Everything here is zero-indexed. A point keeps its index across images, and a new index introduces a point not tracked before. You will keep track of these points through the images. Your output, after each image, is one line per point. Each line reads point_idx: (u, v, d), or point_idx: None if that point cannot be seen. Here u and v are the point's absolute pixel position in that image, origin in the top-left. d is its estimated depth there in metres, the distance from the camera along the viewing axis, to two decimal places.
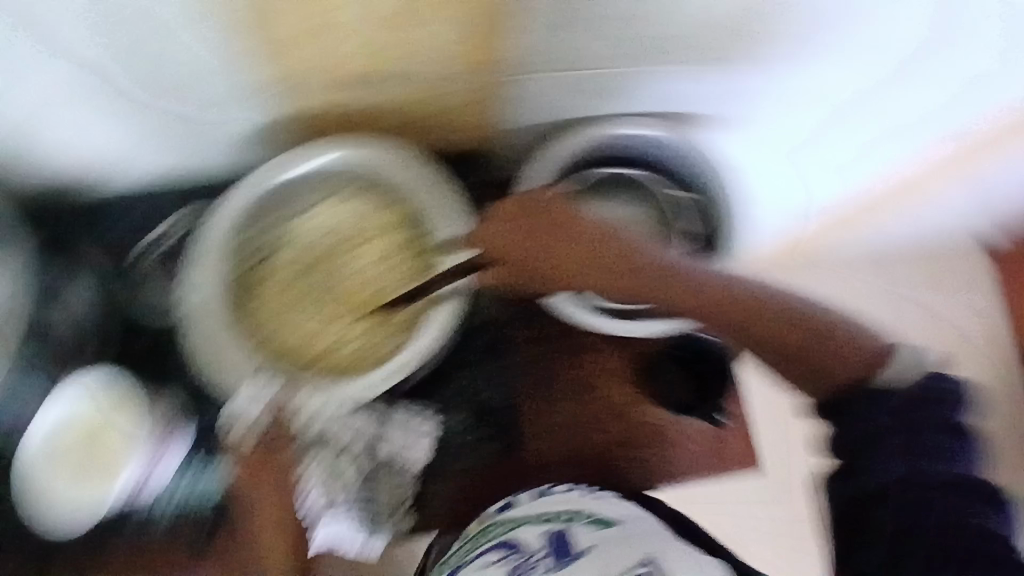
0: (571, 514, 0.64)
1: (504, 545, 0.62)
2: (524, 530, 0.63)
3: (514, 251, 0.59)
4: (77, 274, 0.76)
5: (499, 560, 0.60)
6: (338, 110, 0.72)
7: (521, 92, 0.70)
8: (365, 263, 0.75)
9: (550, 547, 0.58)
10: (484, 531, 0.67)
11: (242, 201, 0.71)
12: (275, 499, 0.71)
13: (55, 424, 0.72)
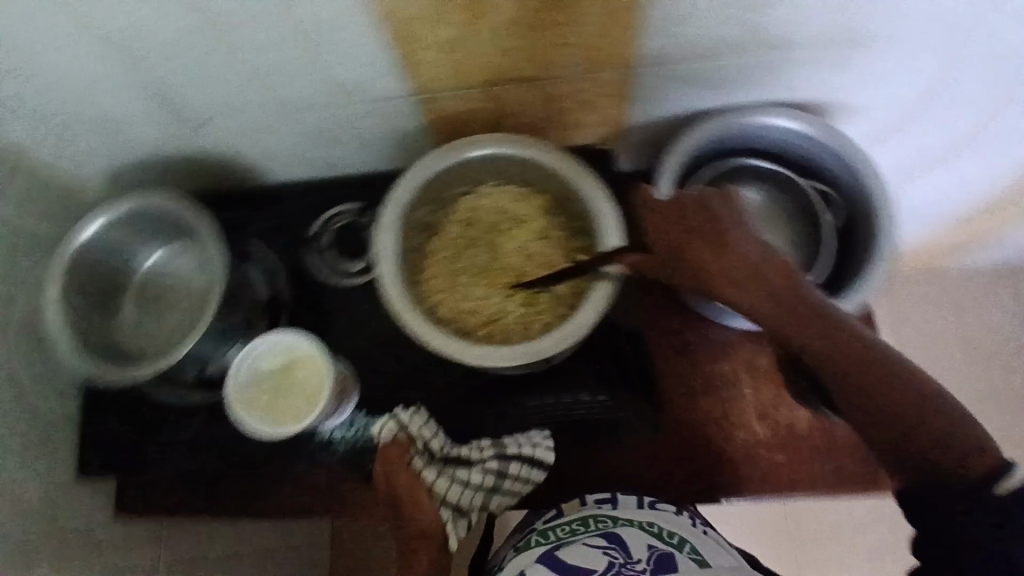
0: (676, 538, 0.65)
1: (611, 535, 0.64)
2: (629, 531, 0.65)
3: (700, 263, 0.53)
4: (262, 248, 0.82)
5: (599, 542, 0.64)
6: (486, 107, 0.73)
7: (643, 87, 0.71)
8: (543, 257, 0.75)
9: (650, 564, 0.61)
10: (585, 520, 0.68)
11: (352, 86, 0.68)
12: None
13: (250, 371, 0.75)
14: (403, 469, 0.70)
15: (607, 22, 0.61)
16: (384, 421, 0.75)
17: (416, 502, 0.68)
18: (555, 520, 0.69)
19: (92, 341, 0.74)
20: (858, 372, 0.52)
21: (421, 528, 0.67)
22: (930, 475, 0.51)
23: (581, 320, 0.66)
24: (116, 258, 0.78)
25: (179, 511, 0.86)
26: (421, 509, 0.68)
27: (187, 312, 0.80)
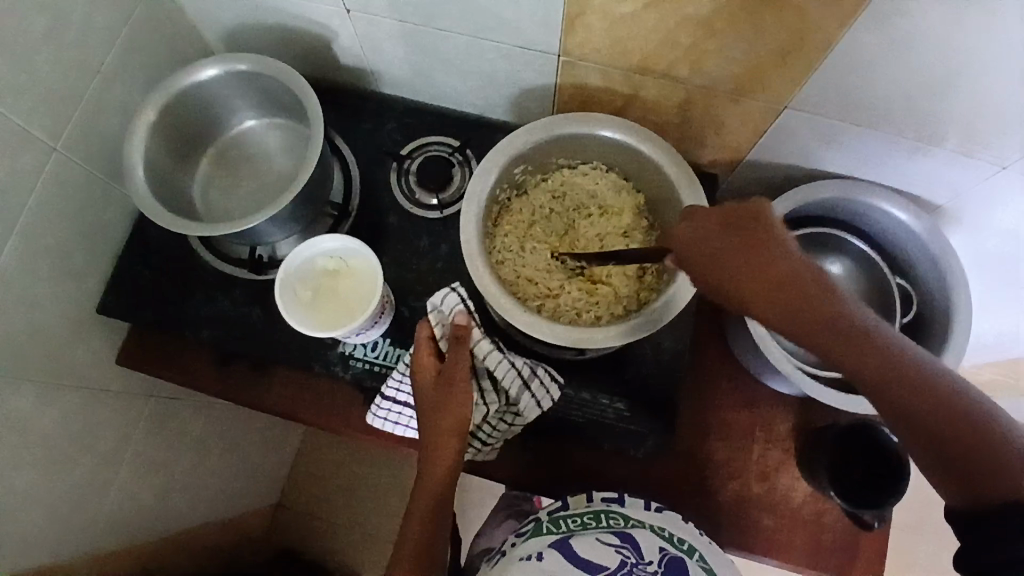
0: (687, 542, 0.65)
1: (623, 533, 0.65)
2: (642, 532, 0.66)
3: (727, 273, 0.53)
4: (348, 153, 0.83)
5: (611, 539, 0.65)
6: (621, 91, 0.74)
7: (773, 123, 0.73)
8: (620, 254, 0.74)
9: (662, 568, 0.63)
10: (596, 515, 0.67)
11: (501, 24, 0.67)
12: (423, 533, 0.65)
13: (305, 265, 0.72)
14: (434, 373, 0.69)
15: (782, 47, 0.62)
16: (450, 295, 0.72)
17: (434, 403, 0.67)
18: (561, 510, 0.68)
19: (162, 182, 0.74)
20: (896, 384, 0.48)
21: (436, 435, 0.67)
22: (978, 493, 0.46)
23: (645, 322, 0.65)
24: (210, 114, 0.77)
25: (182, 381, 0.86)
26: (439, 412, 0.67)
27: (259, 187, 0.80)
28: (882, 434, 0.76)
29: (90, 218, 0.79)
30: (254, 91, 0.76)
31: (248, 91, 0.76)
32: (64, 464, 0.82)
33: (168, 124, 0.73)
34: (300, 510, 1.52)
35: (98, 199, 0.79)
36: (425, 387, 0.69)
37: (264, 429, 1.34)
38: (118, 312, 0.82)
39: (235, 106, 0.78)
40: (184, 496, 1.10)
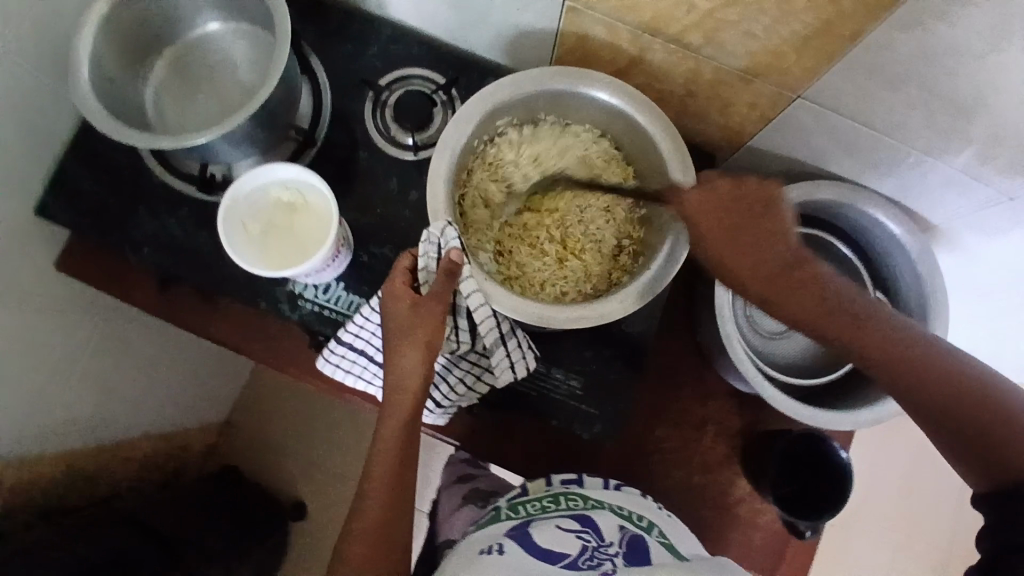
0: (646, 521, 0.67)
1: (584, 518, 0.65)
2: (601, 514, 0.66)
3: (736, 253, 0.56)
4: (321, 74, 0.76)
5: (571, 526, 0.64)
6: (626, 51, 0.68)
7: (782, 111, 0.68)
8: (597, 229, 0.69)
9: (623, 548, 0.61)
10: (556, 497, 0.69)
11: None
12: (390, 486, 0.59)
13: (257, 194, 0.66)
14: (409, 305, 0.58)
15: (806, 31, 0.56)
16: (448, 226, 0.59)
17: (408, 343, 0.58)
18: (520, 497, 0.70)
19: (108, 82, 0.66)
20: (912, 370, 0.50)
21: (409, 375, 0.59)
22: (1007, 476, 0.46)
23: (617, 308, 0.61)
24: (169, 12, 0.69)
25: (123, 298, 0.81)
26: (412, 355, 0.58)
27: (217, 100, 0.73)
28: (830, 447, 0.75)
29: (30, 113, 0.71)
30: None
31: None
32: None
33: (121, 16, 0.65)
34: (248, 434, 1.50)
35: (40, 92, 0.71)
36: (397, 323, 0.58)
37: (216, 351, 1.30)
38: (56, 218, 0.76)
39: (197, 6, 0.70)
40: (123, 412, 1.07)
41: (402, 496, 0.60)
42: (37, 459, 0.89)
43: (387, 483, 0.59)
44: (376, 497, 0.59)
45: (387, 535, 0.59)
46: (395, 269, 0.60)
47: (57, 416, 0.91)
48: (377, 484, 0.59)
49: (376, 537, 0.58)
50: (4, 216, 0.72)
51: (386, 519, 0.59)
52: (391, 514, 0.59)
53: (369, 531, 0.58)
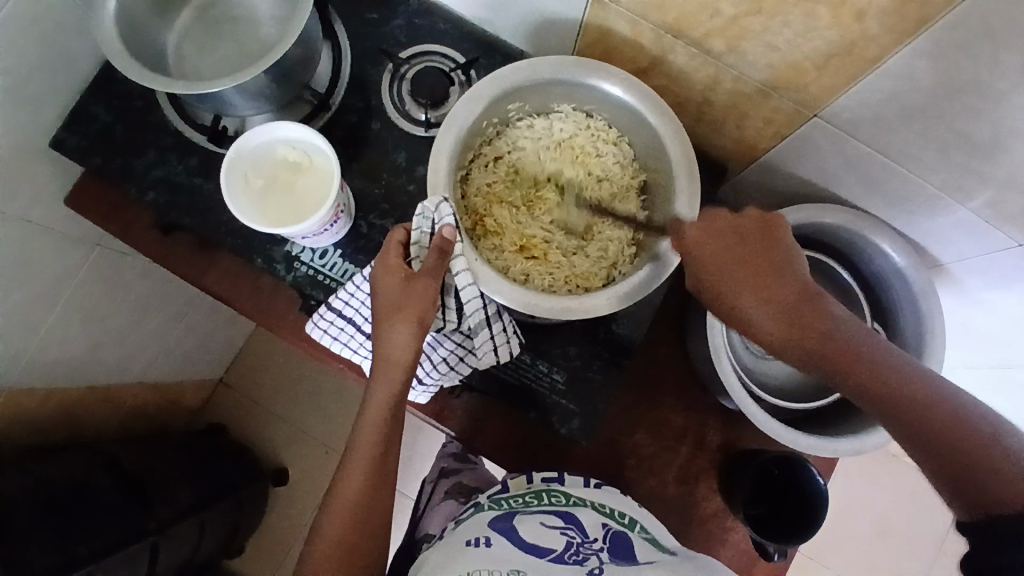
0: (628, 518, 0.67)
1: (566, 515, 0.66)
2: (584, 510, 0.67)
3: (737, 278, 0.57)
4: (344, 39, 0.76)
5: (555, 523, 0.65)
6: (648, 50, 0.67)
7: (798, 128, 0.67)
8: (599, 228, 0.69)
9: (607, 543, 0.63)
10: (538, 494, 0.69)
11: None
12: (373, 458, 0.61)
13: (263, 151, 0.66)
14: (401, 280, 0.58)
15: (829, 50, 0.55)
16: (444, 202, 0.58)
17: (397, 318, 0.58)
18: (501, 493, 0.70)
19: (132, 23, 0.67)
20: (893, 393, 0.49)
21: (397, 348, 0.59)
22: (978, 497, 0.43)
23: (605, 304, 0.61)
24: None
25: (124, 240, 0.82)
26: (401, 329, 0.58)
27: (237, 53, 0.73)
28: (808, 473, 0.74)
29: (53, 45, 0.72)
30: None
31: None
32: None
33: None
34: (238, 393, 1.51)
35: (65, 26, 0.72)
36: (387, 296, 0.58)
37: (215, 307, 1.31)
38: (67, 152, 0.76)
39: None
40: (115, 355, 1.08)
41: (384, 469, 0.62)
42: (25, 390, 0.91)
43: (372, 450, 0.61)
44: (360, 463, 0.61)
45: (368, 504, 0.60)
46: (388, 242, 0.59)
47: (49, 352, 0.92)
48: (361, 453, 0.61)
49: (356, 506, 0.60)
50: (16, 144, 0.73)
51: (369, 487, 0.60)
52: (374, 483, 0.61)
53: (352, 499, 0.60)
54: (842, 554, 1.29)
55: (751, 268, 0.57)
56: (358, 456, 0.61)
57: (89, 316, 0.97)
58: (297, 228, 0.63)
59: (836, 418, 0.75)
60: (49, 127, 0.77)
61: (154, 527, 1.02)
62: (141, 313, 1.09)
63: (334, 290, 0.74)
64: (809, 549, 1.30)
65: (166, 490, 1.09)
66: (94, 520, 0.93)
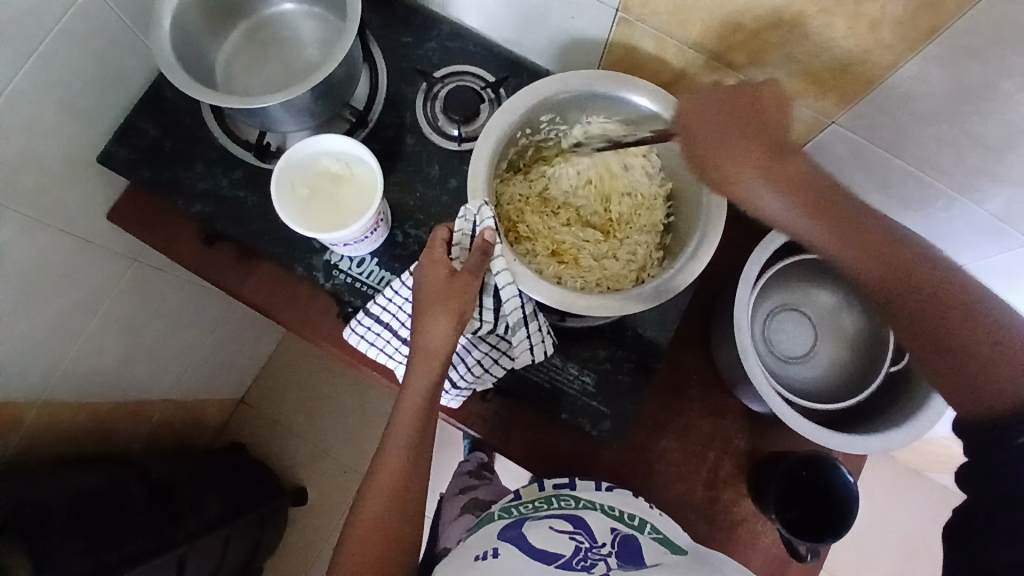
0: (638, 519, 0.68)
1: (575, 519, 0.66)
2: (593, 515, 0.67)
3: (741, 149, 0.59)
4: (380, 60, 0.81)
5: (564, 527, 0.65)
6: (672, 65, 0.71)
7: (816, 136, 0.70)
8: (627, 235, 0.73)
9: (616, 548, 0.63)
10: (547, 499, 0.69)
11: None
12: (407, 451, 0.63)
13: (309, 162, 0.70)
14: (445, 274, 0.62)
15: (847, 60, 0.59)
16: (485, 205, 0.61)
17: (439, 310, 0.61)
18: (512, 501, 0.71)
19: (186, 45, 0.72)
20: (886, 264, 0.55)
21: (437, 339, 0.62)
22: (983, 394, 0.52)
23: (643, 301, 0.64)
24: None
25: (167, 251, 0.85)
26: (442, 321, 0.61)
27: (281, 73, 0.78)
28: (839, 472, 0.75)
29: (109, 66, 0.77)
30: None
31: None
32: (37, 306, 0.81)
33: None
34: (260, 411, 1.53)
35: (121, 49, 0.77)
36: (430, 292, 0.62)
37: (242, 323, 1.34)
38: (117, 166, 0.80)
39: None
40: (147, 369, 1.11)
41: (417, 463, 0.63)
42: (61, 401, 0.93)
43: (409, 440, 0.63)
44: (398, 451, 0.63)
45: (400, 494, 0.62)
46: (433, 240, 0.63)
47: (85, 363, 0.95)
48: (395, 444, 0.63)
49: (389, 497, 0.61)
50: (70, 159, 0.77)
51: (405, 475, 0.62)
52: (410, 469, 0.62)
53: (386, 490, 0.61)
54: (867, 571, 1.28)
55: (756, 134, 0.59)
56: (393, 444, 0.63)
57: (124, 329, 1.00)
58: (340, 233, 0.67)
59: (867, 418, 0.77)
60: (100, 143, 0.81)
61: (182, 538, 1.02)
62: (173, 327, 1.12)
63: (371, 296, 0.76)
64: (835, 569, 1.28)
65: (194, 502, 1.10)
66: (125, 527, 0.94)
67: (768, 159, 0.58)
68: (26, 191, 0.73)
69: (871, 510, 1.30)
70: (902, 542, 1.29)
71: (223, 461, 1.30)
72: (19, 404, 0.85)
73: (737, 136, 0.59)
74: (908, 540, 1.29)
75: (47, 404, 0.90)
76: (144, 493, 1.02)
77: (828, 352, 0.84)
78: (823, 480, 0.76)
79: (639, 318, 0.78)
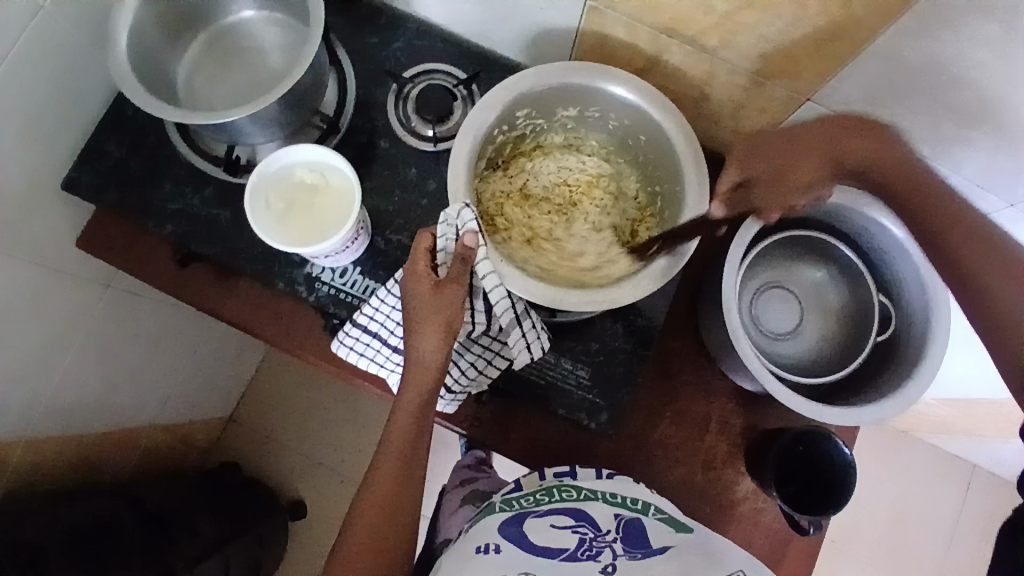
0: (641, 503, 0.68)
1: (577, 512, 0.64)
2: (595, 505, 0.66)
3: (803, 154, 0.63)
4: (348, 64, 0.79)
5: (566, 521, 0.63)
6: (644, 51, 0.70)
7: (793, 114, 0.70)
8: (608, 227, 0.73)
9: (621, 534, 0.63)
10: (548, 490, 0.68)
11: None
12: (402, 462, 0.62)
13: (283, 174, 0.69)
14: (431, 286, 0.60)
15: (819, 37, 0.59)
16: (465, 208, 0.61)
17: (429, 322, 0.60)
18: (513, 492, 0.69)
19: (143, 61, 0.69)
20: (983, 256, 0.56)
21: (428, 351, 0.60)
22: None
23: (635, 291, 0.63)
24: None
25: (141, 275, 0.83)
26: (432, 333, 0.60)
27: (246, 84, 0.76)
28: (835, 445, 0.76)
29: (65, 88, 0.74)
30: None
31: None
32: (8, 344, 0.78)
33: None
34: (250, 427, 1.50)
35: (75, 69, 0.74)
36: (418, 302, 0.60)
37: (224, 340, 1.32)
38: (81, 191, 0.77)
39: None
40: (130, 396, 1.08)
41: (412, 475, 0.62)
42: (43, 438, 0.90)
43: (403, 452, 0.62)
44: (390, 464, 0.61)
45: (395, 505, 0.61)
46: (417, 249, 0.60)
47: (65, 397, 0.92)
48: (390, 457, 0.62)
49: (386, 509, 0.61)
50: (30, 188, 0.74)
51: (398, 487, 0.61)
52: (403, 481, 0.61)
53: (381, 501, 0.61)
54: (864, 535, 1.31)
55: (813, 135, 0.63)
56: (388, 457, 0.62)
57: (102, 357, 0.97)
58: (319, 246, 0.65)
59: (856, 389, 0.79)
60: (61, 169, 0.78)
61: (181, 565, 1.01)
62: (153, 351, 1.10)
63: (356, 306, 0.75)
64: (834, 535, 1.31)
65: (189, 528, 1.08)
66: (121, 559, 0.92)
67: (854, 148, 0.62)
68: None
69: (864, 476, 1.32)
70: (895, 504, 1.32)
71: (216, 482, 1.28)
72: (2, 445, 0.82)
73: (801, 141, 0.63)
74: (901, 501, 1.32)
75: (27, 443, 0.87)
76: (138, 522, 1.00)
77: (815, 327, 0.85)
78: (821, 455, 0.77)
79: (629, 307, 0.77)
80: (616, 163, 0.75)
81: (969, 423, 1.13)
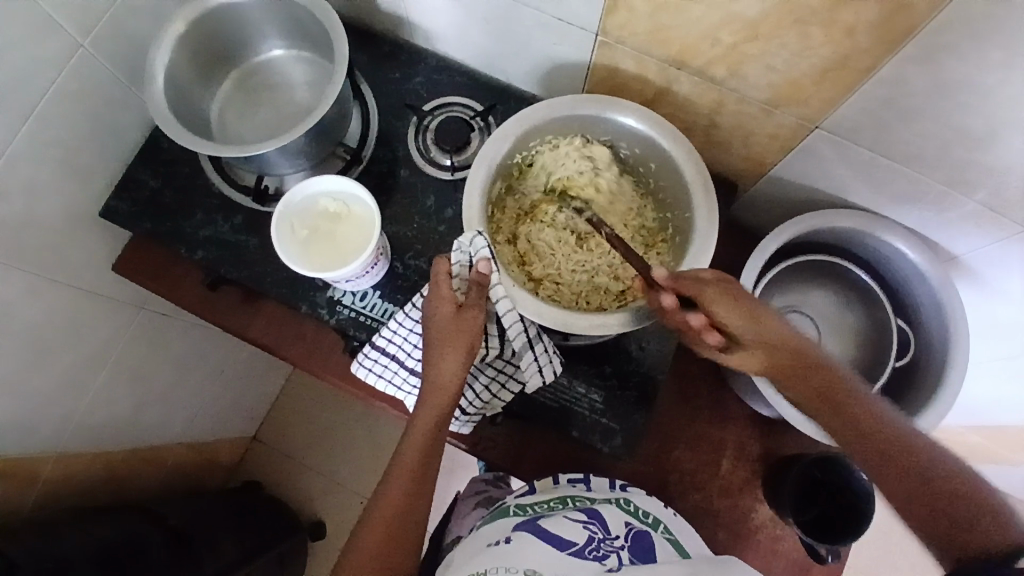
0: (652, 517, 0.68)
1: (590, 510, 0.66)
2: (608, 509, 0.67)
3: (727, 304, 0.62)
4: (371, 98, 0.83)
5: (578, 516, 0.65)
6: (654, 82, 0.72)
7: (802, 141, 0.71)
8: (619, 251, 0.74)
9: (628, 542, 0.63)
10: (563, 499, 0.70)
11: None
12: (413, 479, 0.63)
13: (308, 203, 0.72)
14: (451, 310, 0.62)
15: (823, 67, 0.60)
16: (478, 236, 0.63)
17: (448, 346, 0.62)
18: (527, 496, 0.71)
19: (180, 99, 0.74)
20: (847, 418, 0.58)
21: (446, 373, 0.62)
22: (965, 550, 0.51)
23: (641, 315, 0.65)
24: (238, 37, 0.77)
25: (173, 298, 0.86)
26: (451, 355, 0.62)
27: (275, 118, 0.80)
28: (853, 471, 0.75)
29: (107, 123, 0.79)
30: (287, 21, 0.76)
31: (281, 21, 0.76)
32: (47, 362, 0.82)
33: (194, 41, 0.73)
34: (273, 448, 1.53)
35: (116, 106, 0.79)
36: (439, 325, 0.62)
37: (249, 361, 1.35)
38: (119, 219, 0.82)
39: (263, 34, 0.78)
40: (159, 413, 1.11)
41: (421, 492, 0.63)
42: (75, 452, 0.94)
43: (415, 469, 0.63)
44: (400, 483, 0.63)
45: (405, 520, 0.62)
46: (436, 274, 0.62)
47: (97, 412, 0.96)
48: (402, 475, 0.63)
49: (395, 525, 0.62)
50: (72, 216, 0.79)
51: (406, 504, 0.62)
52: (409, 500, 0.62)
53: (391, 516, 0.62)
54: (894, 566, 1.27)
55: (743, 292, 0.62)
56: (400, 473, 0.63)
57: (134, 375, 1.01)
58: (338, 271, 0.68)
59: None
60: (100, 198, 0.83)
61: None
62: (181, 370, 1.13)
63: (375, 329, 0.77)
64: (861, 566, 1.27)
65: (210, 543, 1.10)
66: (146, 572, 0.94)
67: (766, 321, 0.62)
68: (30, 249, 0.75)
69: None
70: None
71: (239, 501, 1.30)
72: (35, 458, 0.86)
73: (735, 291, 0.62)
74: None
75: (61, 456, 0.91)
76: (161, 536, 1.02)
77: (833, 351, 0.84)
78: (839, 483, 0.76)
79: (642, 331, 0.78)
80: (635, 193, 0.75)
81: (1002, 451, 1.10)
